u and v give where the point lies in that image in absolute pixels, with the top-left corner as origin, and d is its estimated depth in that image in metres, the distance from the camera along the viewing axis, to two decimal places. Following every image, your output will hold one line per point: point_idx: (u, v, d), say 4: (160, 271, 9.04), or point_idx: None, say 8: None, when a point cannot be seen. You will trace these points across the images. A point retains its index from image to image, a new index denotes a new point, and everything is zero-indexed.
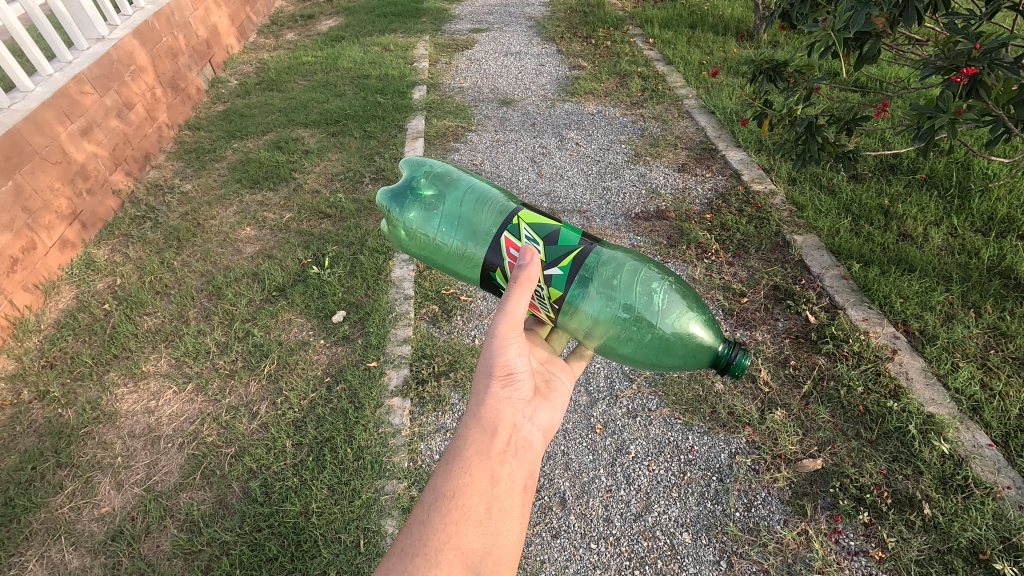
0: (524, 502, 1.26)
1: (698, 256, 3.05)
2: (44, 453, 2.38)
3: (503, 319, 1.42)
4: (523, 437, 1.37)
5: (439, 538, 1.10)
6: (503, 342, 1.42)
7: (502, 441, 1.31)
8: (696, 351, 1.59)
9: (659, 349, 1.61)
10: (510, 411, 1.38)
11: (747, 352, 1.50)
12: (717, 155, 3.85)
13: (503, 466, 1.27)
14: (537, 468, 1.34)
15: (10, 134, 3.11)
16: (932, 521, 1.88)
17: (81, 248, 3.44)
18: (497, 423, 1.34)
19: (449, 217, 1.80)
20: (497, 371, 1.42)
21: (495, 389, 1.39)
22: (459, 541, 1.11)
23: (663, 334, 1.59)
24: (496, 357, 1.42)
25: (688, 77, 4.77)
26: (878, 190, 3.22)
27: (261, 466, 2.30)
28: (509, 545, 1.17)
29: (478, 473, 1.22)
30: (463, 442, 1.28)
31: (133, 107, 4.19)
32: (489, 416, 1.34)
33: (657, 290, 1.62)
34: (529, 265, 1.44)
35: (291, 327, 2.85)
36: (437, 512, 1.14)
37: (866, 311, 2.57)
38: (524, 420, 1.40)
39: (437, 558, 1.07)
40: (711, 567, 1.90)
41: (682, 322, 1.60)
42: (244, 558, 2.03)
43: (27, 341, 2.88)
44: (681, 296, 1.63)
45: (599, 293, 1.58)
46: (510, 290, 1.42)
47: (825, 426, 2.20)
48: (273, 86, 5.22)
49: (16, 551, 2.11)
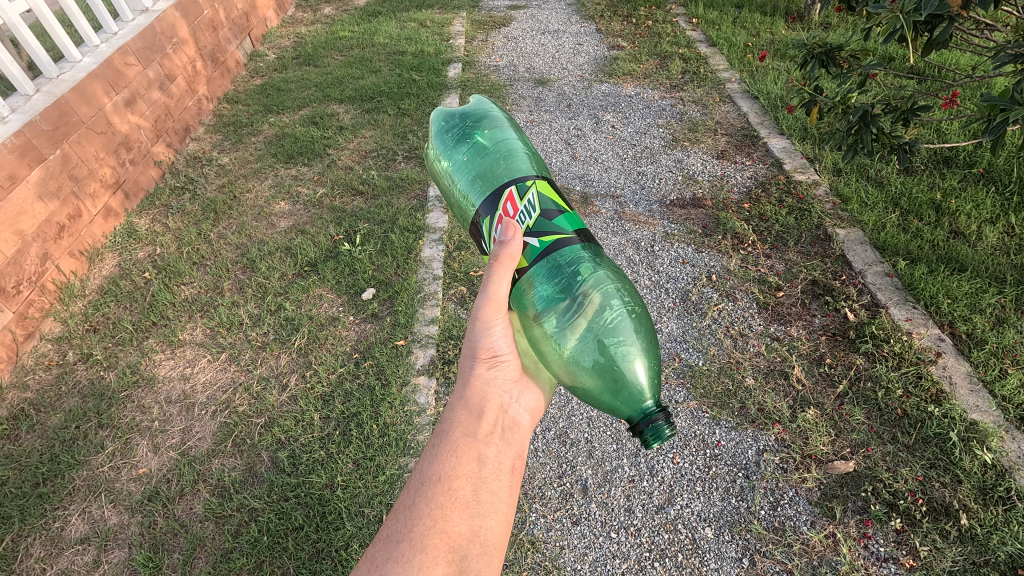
0: (513, 483, 1.24)
1: (734, 247, 2.97)
2: (87, 414, 2.49)
3: (484, 300, 1.37)
4: (511, 419, 1.34)
5: (426, 523, 1.08)
6: (488, 323, 1.38)
7: (489, 423, 1.30)
8: (629, 397, 1.31)
9: (585, 381, 1.34)
10: (496, 392, 1.36)
11: (668, 426, 1.22)
12: (759, 142, 3.72)
13: (490, 448, 1.25)
14: (526, 450, 1.31)
15: (59, 103, 3.19)
16: (969, 532, 1.82)
17: (123, 218, 3.56)
18: (484, 404, 1.32)
19: (466, 151, 1.73)
20: (482, 353, 1.39)
21: (479, 370, 1.37)
22: (447, 525, 1.08)
23: (605, 362, 1.32)
24: (480, 339, 1.38)
25: (732, 60, 4.60)
26: (930, 184, 3.07)
27: (289, 437, 2.35)
28: (496, 527, 1.14)
29: (464, 456, 1.20)
30: (449, 425, 1.27)
31: (175, 79, 4.26)
32: (476, 397, 1.33)
33: (618, 313, 1.35)
34: (511, 242, 1.36)
35: (321, 302, 2.89)
36: (423, 497, 1.12)
37: (909, 311, 2.47)
38: (512, 401, 1.38)
39: (424, 543, 1.05)
40: (733, 563, 1.88)
41: (628, 359, 1.32)
42: (272, 525, 2.10)
43: (73, 306, 3.00)
44: (638, 332, 1.35)
45: (557, 287, 1.36)
46: (492, 269, 1.35)
47: (860, 428, 2.13)
48: (309, 61, 5.24)
49: (60, 504, 2.22)
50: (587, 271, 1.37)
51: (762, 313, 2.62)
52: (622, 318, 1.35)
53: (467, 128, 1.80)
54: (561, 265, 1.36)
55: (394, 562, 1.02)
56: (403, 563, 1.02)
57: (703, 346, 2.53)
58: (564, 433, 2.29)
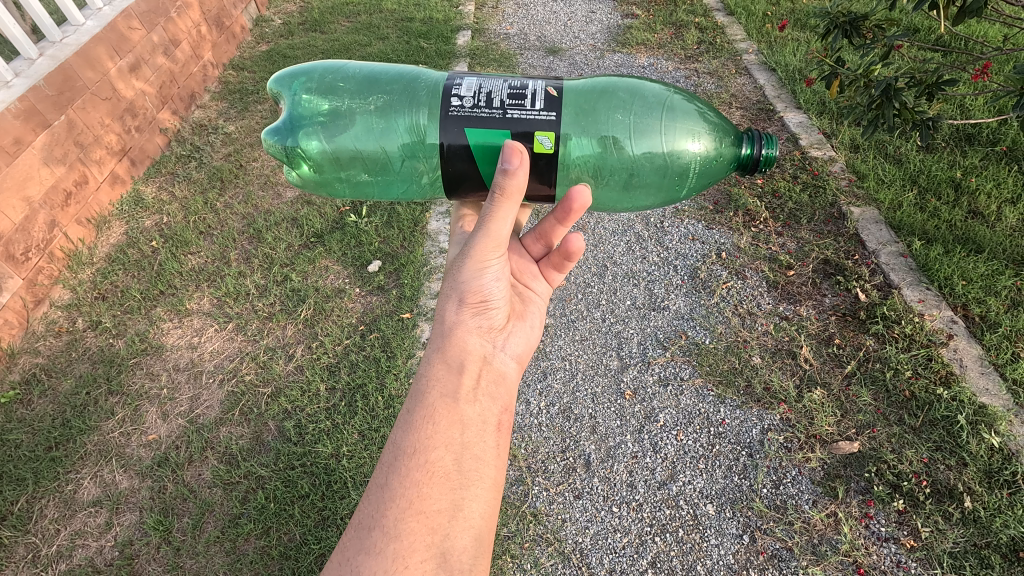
0: (497, 441, 1.27)
1: (745, 224, 2.92)
2: (97, 380, 2.52)
3: (482, 238, 1.37)
4: (493, 371, 1.37)
5: (401, 505, 1.10)
6: (481, 264, 1.39)
7: (469, 379, 1.30)
8: (707, 172, 1.47)
9: (688, 187, 1.49)
10: (478, 344, 1.37)
11: (773, 142, 1.42)
12: (775, 117, 3.61)
13: (472, 408, 1.26)
14: (510, 403, 1.36)
15: (62, 68, 3.15)
16: (972, 515, 1.81)
17: (129, 185, 3.55)
18: (464, 358, 1.33)
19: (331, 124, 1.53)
20: (471, 298, 1.39)
21: (465, 318, 1.37)
22: (424, 504, 1.11)
23: (673, 167, 1.44)
24: (471, 282, 1.39)
25: (750, 30, 4.45)
26: (951, 161, 2.99)
27: (295, 407, 2.37)
28: (481, 496, 1.17)
29: (443, 424, 1.21)
30: (427, 387, 1.27)
31: (180, 44, 4.18)
32: (455, 350, 1.33)
33: (652, 118, 1.43)
34: (517, 172, 1.26)
35: (327, 273, 2.88)
36: (399, 474, 1.14)
37: (922, 292, 2.43)
38: (494, 351, 1.40)
39: (400, 529, 1.07)
40: (734, 540, 1.90)
41: (683, 145, 1.43)
42: (278, 493, 2.14)
43: (81, 273, 3.03)
44: (683, 109, 1.45)
45: (584, 143, 1.45)
46: (494, 204, 1.32)
47: (866, 409, 2.12)
48: (316, 27, 5.13)
49: (73, 468, 2.26)
50: (599, 113, 1.44)
51: (772, 292, 2.59)
52: (661, 119, 1.43)
53: (297, 105, 1.54)
54: (575, 128, 1.43)
55: (365, 554, 1.05)
56: (377, 553, 1.05)
57: (711, 324, 2.51)
58: (568, 408, 2.29)
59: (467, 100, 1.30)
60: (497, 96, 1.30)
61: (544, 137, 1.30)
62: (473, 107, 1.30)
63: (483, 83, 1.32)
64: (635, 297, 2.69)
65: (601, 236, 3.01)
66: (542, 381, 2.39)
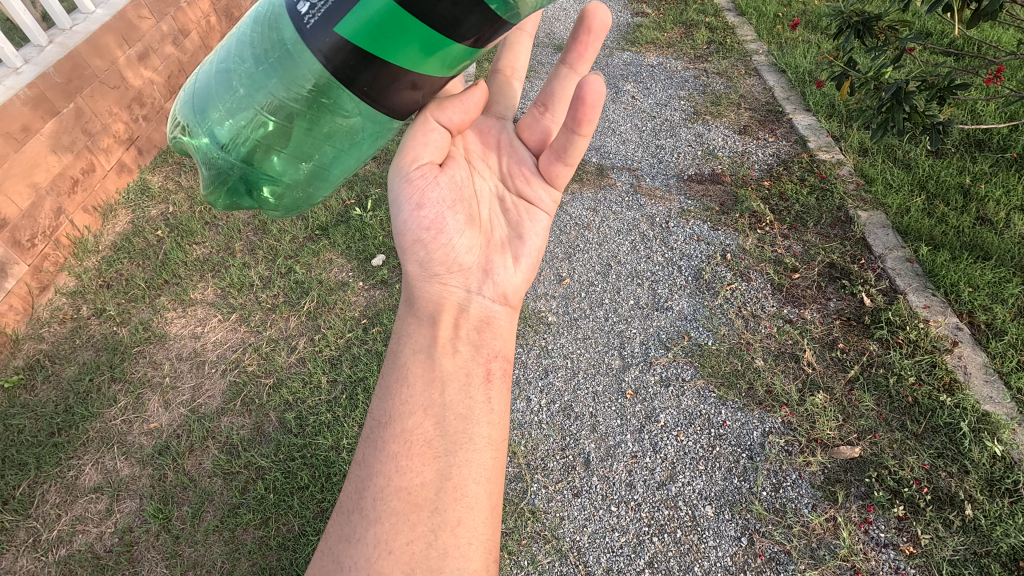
0: (484, 394, 1.26)
1: (751, 226, 2.91)
2: (101, 367, 2.54)
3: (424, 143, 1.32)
4: (470, 319, 1.34)
5: (384, 483, 1.13)
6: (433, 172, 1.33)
7: (444, 333, 1.30)
8: None
9: None
10: (450, 291, 1.34)
11: None
12: (784, 118, 3.59)
13: (450, 360, 1.27)
14: (495, 355, 1.33)
15: (72, 56, 3.15)
16: (972, 523, 1.81)
17: (136, 174, 3.56)
18: (434, 310, 1.32)
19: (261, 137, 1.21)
20: (431, 235, 1.33)
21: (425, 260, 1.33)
22: (408, 479, 1.13)
23: None
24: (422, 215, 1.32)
25: (760, 31, 4.42)
26: (960, 167, 2.97)
27: (296, 399, 2.38)
28: (475, 461, 1.19)
29: (419, 388, 1.23)
30: (401, 352, 1.29)
31: (189, 34, 4.18)
32: (424, 301, 1.33)
33: None
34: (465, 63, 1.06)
35: (331, 266, 2.89)
36: (377, 451, 1.17)
37: (927, 298, 2.42)
38: (472, 295, 1.36)
39: (387, 507, 1.10)
40: (732, 542, 1.89)
41: None
42: (278, 484, 2.15)
43: (87, 261, 3.04)
44: None
45: None
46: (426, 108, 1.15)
47: (869, 414, 2.11)
48: None
49: (75, 454, 2.28)
50: None
51: (776, 294, 2.58)
52: None
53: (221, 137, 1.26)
54: None
55: (348, 541, 1.09)
56: (364, 538, 1.08)
57: (714, 325, 2.50)
58: (568, 406, 2.29)
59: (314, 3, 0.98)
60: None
61: None
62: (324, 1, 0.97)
63: None
64: (638, 297, 2.68)
65: (605, 235, 3.00)
66: (543, 379, 2.39)
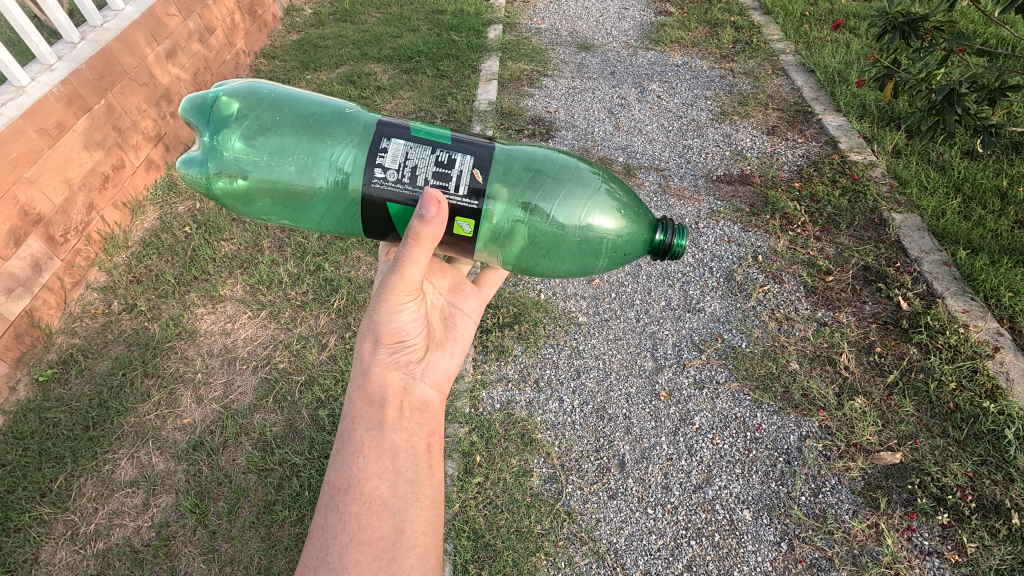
0: (428, 460, 1.36)
1: (782, 227, 2.88)
2: (133, 362, 2.55)
3: (392, 283, 1.35)
4: (415, 399, 1.42)
5: (343, 535, 1.19)
6: (396, 305, 1.40)
7: (394, 409, 1.37)
8: None
9: None
10: (396, 375, 1.41)
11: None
12: (813, 119, 3.56)
13: (398, 432, 1.34)
14: (437, 424, 1.43)
15: (103, 53, 3.18)
16: (1020, 532, 1.77)
17: (164, 170, 3.58)
18: (382, 391, 1.38)
19: (523, 186, 1.42)
20: (388, 338, 1.42)
21: (380, 356, 1.40)
22: (366, 535, 1.19)
23: None
24: (386, 324, 1.41)
25: (787, 30, 4.38)
26: (996, 170, 2.92)
27: (329, 397, 2.39)
28: (422, 514, 1.27)
29: (374, 456, 1.29)
30: (351, 425, 1.33)
31: (214, 32, 4.21)
32: (374, 384, 1.38)
33: None
34: (428, 222, 1.23)
35: (360, 264, 2.90)
36: (338, 512, 1.22)
37: (967, 303, 2.38)
38: (415, 380, 1.45)
39: (344, 561, 1.16)
40: (771, 547, 1.87)
41: None
42: (313, 481, 2.16)
43: (117, 257, 3.06)
44: None
45: None
46: (405, 248, 1.29)
47: (909, 419, 2.08)
48: (346, 17, 5.13)
49: (109, 449, 2.30)
50: None
51: (810, 297, 2.55)
52: None
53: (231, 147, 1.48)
54: None
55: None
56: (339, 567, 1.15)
57: (747, 328, 2.48)
58: (601, 408, 2.28)
59: (391, 173, 1.28)
60: (423, 173, 1.28)
61: (463, 224, 1.31)
62: (395, 182, 1.28)
63: (410, 156, 1.28)
64: (670, 298, 2.66)
65: None
66: (574, 380, 2.38)
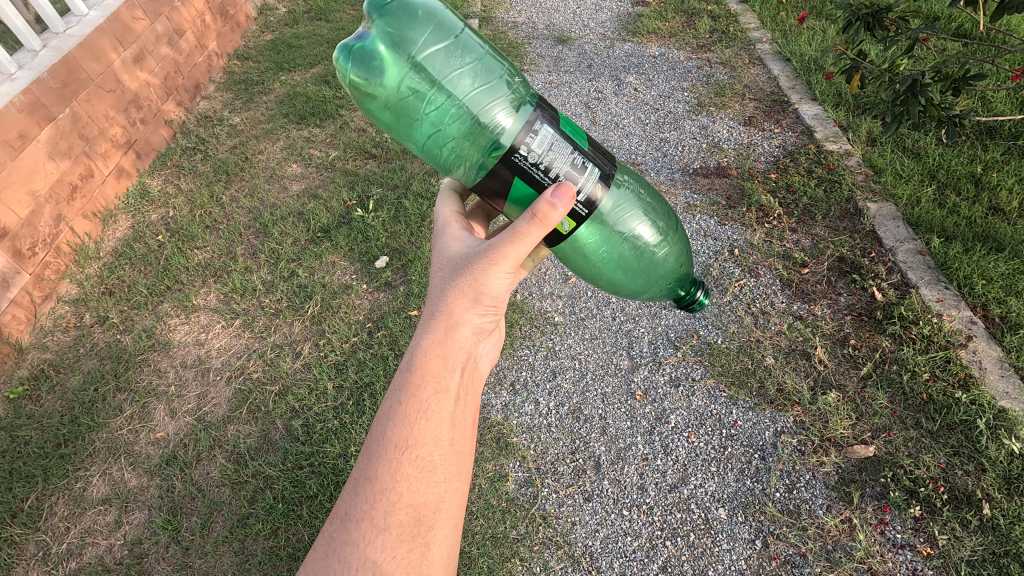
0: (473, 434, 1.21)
1: (758, 220, 2.87)
2: (105, 376, 2.52)
3: (503, 241, 1.22)
4: (476, 367, 1.28)
5: (386, 499, 1.06)
6: (495, 262, 1.23)
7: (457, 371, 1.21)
8: None
9: None
10: (471, 336, 1.26)
11: None
12: (790, 108, 3.53)
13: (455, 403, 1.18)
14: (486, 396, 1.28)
15: (66, 60, 3.12)
16: (990, 522, 1.78)
17: (136, 178, 3.52)
18: (453, 350, 1.22)
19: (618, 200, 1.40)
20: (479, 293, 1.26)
21: (465, 310, 1.25)
22: (407, 497, 1.06)
23: None
24: (482, 280, 1.24)
25: (764, 18, 4.35)
26: (971, 156, 2.91)
27: (303, 406, 2.36)
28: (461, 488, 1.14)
29: (434, 419, 1.13)
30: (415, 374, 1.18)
31: (184, 34, 4.13)
32: (445, 341, 1.22)
33: None
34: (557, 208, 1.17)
35: (334, 269, 2.86)
36: (384, 466, 1.08)
37: (940, 292, 2.37)
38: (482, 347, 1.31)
39: (387, 521, 1.04)
40: (745, 545, 1.87)
41: None
42: (286, 493, 2.13)
43: (88, 268, 3.01)
44: None
45: None
46: (525, 225, 1.18)
47: (882, 412, 2.08)
48: (320, 15, 5.05)
49: (82, 465, 2.27)
50: None
51: (786, 290, 2.54)
52: None
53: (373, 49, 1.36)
54: None
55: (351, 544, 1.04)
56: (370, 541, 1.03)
57: (723, 323, 2.46)
58: (577, 409, 2.26)
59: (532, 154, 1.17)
60: (556, 163, 1.19)
61: (567, 223, 1.25)
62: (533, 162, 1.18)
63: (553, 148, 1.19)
64: None
65: None
66: (550, 381, 2.36)
